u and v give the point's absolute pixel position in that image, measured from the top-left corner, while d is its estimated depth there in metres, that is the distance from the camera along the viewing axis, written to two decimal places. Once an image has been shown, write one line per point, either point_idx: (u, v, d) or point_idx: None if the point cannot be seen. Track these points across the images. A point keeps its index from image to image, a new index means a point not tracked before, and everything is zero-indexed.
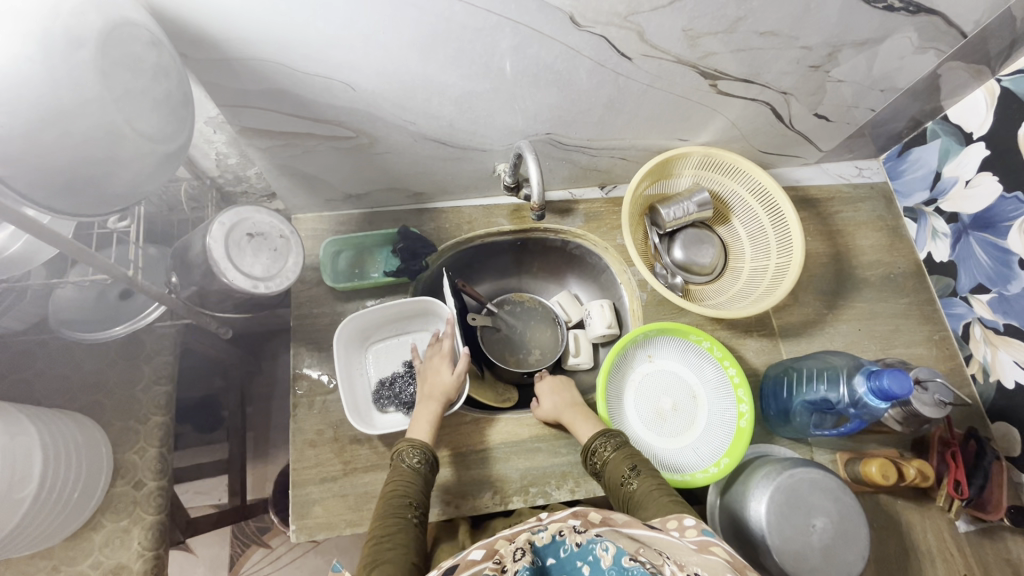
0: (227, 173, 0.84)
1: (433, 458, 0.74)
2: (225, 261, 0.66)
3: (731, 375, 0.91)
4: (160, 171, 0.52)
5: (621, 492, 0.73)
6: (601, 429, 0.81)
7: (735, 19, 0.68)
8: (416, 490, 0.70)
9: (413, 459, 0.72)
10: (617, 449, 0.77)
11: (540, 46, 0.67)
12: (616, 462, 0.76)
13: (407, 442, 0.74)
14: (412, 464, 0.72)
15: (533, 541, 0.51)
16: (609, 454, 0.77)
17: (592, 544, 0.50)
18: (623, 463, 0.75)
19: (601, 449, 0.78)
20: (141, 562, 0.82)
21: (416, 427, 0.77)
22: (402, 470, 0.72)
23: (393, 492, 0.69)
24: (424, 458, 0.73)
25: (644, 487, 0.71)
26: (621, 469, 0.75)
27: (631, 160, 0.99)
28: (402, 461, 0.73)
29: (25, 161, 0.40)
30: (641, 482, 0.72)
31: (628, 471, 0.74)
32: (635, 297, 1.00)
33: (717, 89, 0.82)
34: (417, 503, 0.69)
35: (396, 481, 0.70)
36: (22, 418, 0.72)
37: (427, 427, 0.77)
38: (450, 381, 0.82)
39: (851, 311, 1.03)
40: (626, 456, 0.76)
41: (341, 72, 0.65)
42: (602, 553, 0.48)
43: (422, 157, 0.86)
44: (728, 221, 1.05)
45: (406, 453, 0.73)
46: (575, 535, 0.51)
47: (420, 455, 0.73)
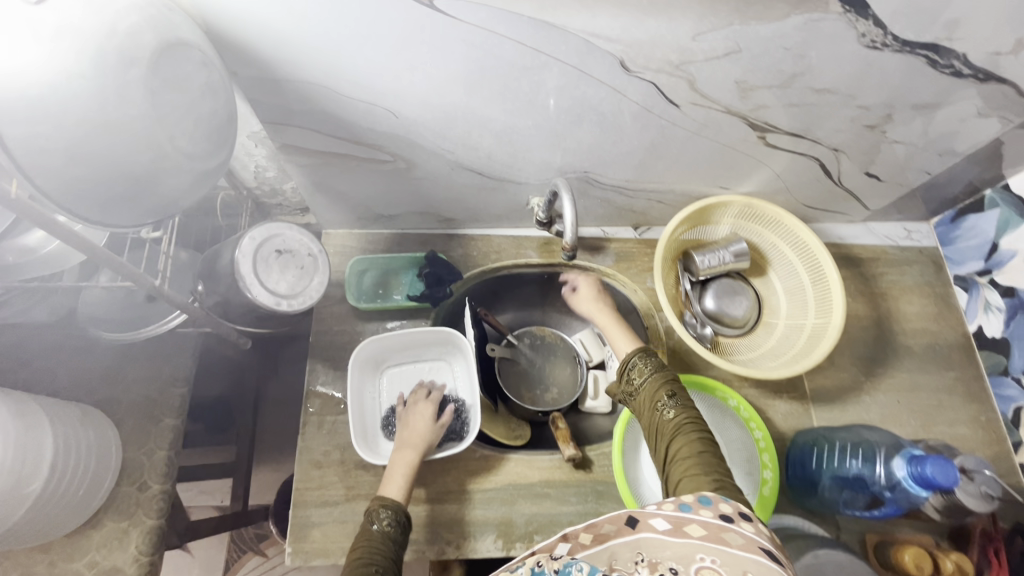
0: (265, 185, 0.85)
1: (404, 518, 0.70)
2: (251, 277, 0.67)
3: (757, 438, 0.87)
4: (199, 187, 0.52)
5: (654, 417, 0.73)
6: (641, 346, 0.80)
7: (791, 74, 0.65)
8: (385, 554, 0.65)
9: (386, 520, 0.68)
10: (655, 372, 0.76)
11: (588, 87, 0.66)
12: (652, 384, 0.75)
13: (378, 502, 0.70)
14: (382, 525, 0.68)
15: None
16: (646, 375, 0.77)
17: (568, 567, 0.49)
18: (660, 387, 0.74)
19: (640, 365, 0.78)
20: (135, 567, 0.81)
21: (391, 480, 0.74)
22: (370, 534, 0.67)
23: (358, 558, 0.63)
24: (395, 520, 0.69)
25: (682, 418, 0.71)
26: (657, 393, 0.74)
27: (669, 204, 0.97)
28: (371, 525, 0.68)
29: (65, 171, 0.40)
30: (678, 414, 0.71)
31: (663, 395, 0.73)
32: (661, 344, 0.97)
33: (765, 141, 0.80)
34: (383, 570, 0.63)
35: (362, 546, 0.66)
36: (39, 411, 0.73)
37: (400, 479, 0.74)
38: (430, 431, 0.80)
39: (890, 381, 0.97)
40: (665, 380, 0.75)
41: (385, 100, 0.65)
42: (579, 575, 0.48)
43: (456, 185, 0.86)
44: (765, 274, 1.01)
45: (376, 514, 0.69)
46: (553, 564, 0.50)
47: (391, 515, 0.69)
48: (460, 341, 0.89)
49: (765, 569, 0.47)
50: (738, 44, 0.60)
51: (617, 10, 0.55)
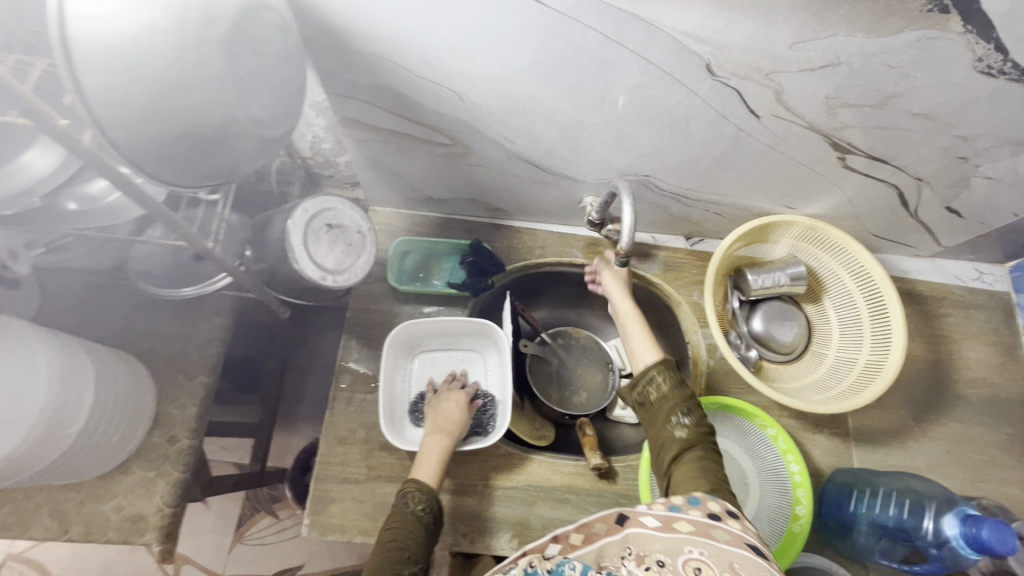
0: (319, 156, 0.84)
1: (437, 506, 0.69)
2: (300, 248, 0.65)
3: (793, 472, 0.83)
4: (262, 155, 0.52)
5: (661, 432, 0.69)
6: (664, 357, 0.74)
7: (889, 95, 0.61)
8: (417, 542, 0.65)
9: (419, 509, 0.67)
10: (674, 387, 0.71)
11: (666, 88, 0.62)
12: (669, 399, 0.70)
13: (413, 485, 0.69)
14: (416, 514, 0.67)
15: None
16: (666, 391, 0.71)
17: (560, 566, 0.49)
18: (676, 402, 0.70)
19: (660, 378, 0.72)
20: (159, 516, 0.82)
21: (425, 465, 0.73)
22: (404, 516, 0.67)
23: (389, 541, 0.63)
24: (428, 508, 0.68)
25: (694, 438, 0.67)
26: (671, 409, 0.69)
27: (727, 217, 0.93)
28: (405, 506, 0.68)
29: (136, 126, 0.40)
30: (691, 432, 0.67)
31: (677, 410, 0.69)
32: (700, 362, 0.93)
33: (843, 163, 0.75)
34: (416, 558, 0.63)
35: (395, 526, 0.65)
36: (84, 358, 0.73)
37: (434, 466, 0.73)
38: (459, 421, 0.79)
39: (941, 429, 0.92)
40: (683, 398, 0.70)
41: (453, 82, 0.63)
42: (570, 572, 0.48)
43: (511, 176, 0.84)
44: (819, 301, 0.96)
45: (410, 496, 0.68)
46: (544, 563, 0.50)
47: (425, 502, 0.68)
48: (495, 334, 0.87)
49: (755, 565, 0.44)
50: (838, 57, 0.56)
51: (713, 9, 0.51)
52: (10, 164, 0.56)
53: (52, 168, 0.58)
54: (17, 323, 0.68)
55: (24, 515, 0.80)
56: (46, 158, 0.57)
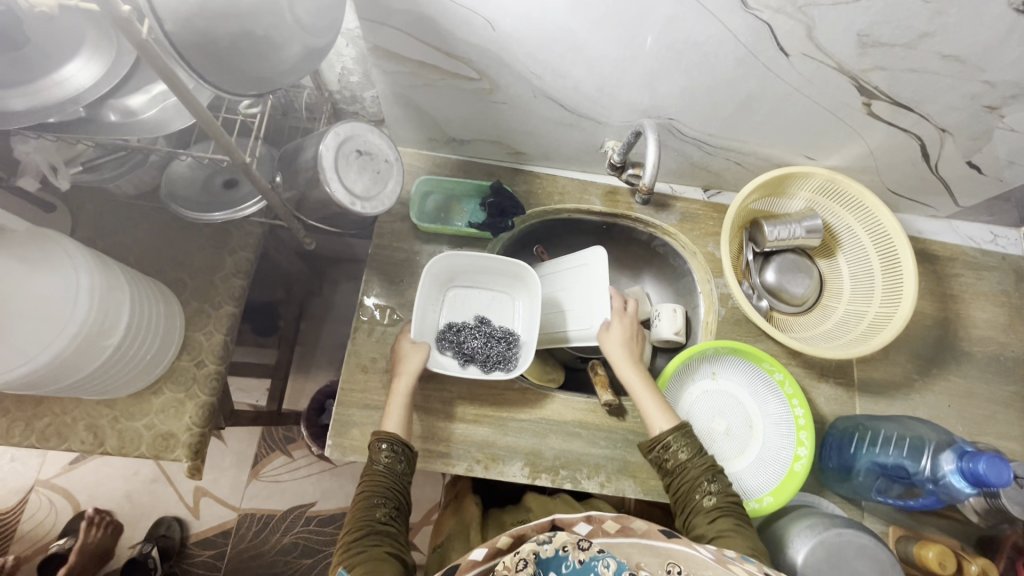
0: (346, 90, 0.85)
1: (403, 449, 0.72)
2: (332, 171, 0.67)
3: (797, 415, 0.86)
4: (305, 67, 0.52)
5: (688, 495, 0.73)
6: (680, 424, 0.76)
7: (920, 34, 0.61)
8: (385, 487, 0.69)
9: (385, 459, 0.70)
10: (694, 453, 0.75)
11: (698, 21, 0.63)
12: (692, 464, 0.74)
13: (375, 439, 0.71)
14: (383, 463, 0.70)
15: (537, 552, 0.46)
16: (685, 457, 0.75)
17: (594, 561, 0.45)
18: (701, 470, 0.74)
19: (677, 447, 0.75)
20: (188, 435, 0.86)
21: (391, 418, 0.74)
22: (371, 469, 0.70)
23: (360, 496, 0.68)
24: (393, 453, 0.71)
25: (721, 503, 0.71)
26: (698, 476, 0.73)
27: (747, 168, 0.94)
28: (372, 460, 0.71)
29: (195, 22, 0.41)
30: (717, 497, 0.72)
31: (704, 478, 0.73)
32: (712, 311, 0.95)
33: (868, 110, 0.75)
34: (385, 501, 0.68)
35: (366, 480, 0.69)
36: (121, 274, 0.75)
37: (397, 415, 0.74)
38: (415, 360, 0.78)
39: (944, 384, 0.94)
40: (705, 464, 0.74)
41: (486, 8, 0.63)
42: (604, 570, 0.45)
43: (536, 117, 0.84)
44: (832, 255, 0.98)
45: (375, 450, 0.71)
46: (578, 552, 0.46)
47: (389, 449, 0.71)
48: (530, 276, 0.89)
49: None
50: None
51: None
52: (55, 74, 0.58)
53: (90, 81, 0.59)
54: (61, 238, 0.69)
55: (63, 428, 0.84)
56: (87, 70, 0.59)
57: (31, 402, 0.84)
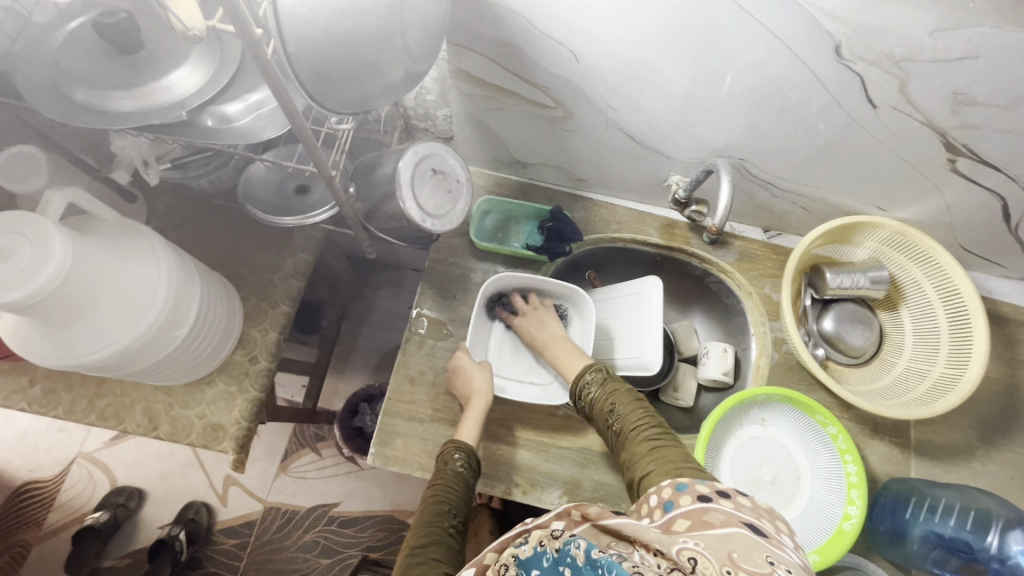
0: (421, 108, 0.87)
1: (475, 462, 0.73)
2: (406, 188, 0.69)
3: (849, 472, 0.82)
4: (402, 90, 0.54)
5: (608, 430, 0.71)
6: (592, 361, 0.77)
7: (1021, 96, 0.59)
8: (457, 496, 0.67)
9: (459, 462, 0.71)
10: (601, 385, 0.74)
11: (787, 67, 0.62)
12: (600, 397, 0.73)
13: (451, 445, 0.73)
14: (456, 469, 0.71)
15: (517, 556, 0.43)
16: (595, 391, 0.74)
17: (567, 545, 0.41)
18: (610, 397, 0.72)
19: (589, 384, 0.75)
20: (236, 428, 0.88)
21: (465, 432, 0.76)
22: (445, 474, 0.70)
23: (433, 497, 0.66)
24: (467, 463, 0.72)
25: (628, 428, 0.68)
26: (607, 405, 0.72)
27: (812, 213, 0.92)
28: (445, 465, 0.71)
29: (315, 45, 0.43)
30: (626, 419, 0.69)
31: (612, 406, 0.71)
32: (765, 354, 0.93)
33: (952, 166, 0.73)
34: (455, 511, 0.66)
35: (438, 486, 0.68)
36: (194, 270, 0.78)
37: (472, 428, 0.76)
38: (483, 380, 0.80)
39: (1008, 455, 0.89)
40: (613, 391, 0.73)
41: (574, 42, 0.64)
42: (577, 551, 0.40)
43: (604, 146, 0.84)
44: (895, 309, 0.95)
45: (450, 456, 0.72)
46: (554, 542, 0.43)
47: (463, 460, 0.72)
48: (583, 301, 0.88)
49: (753, 549, 0.40)
50: (977, 51, 0.55)
51: None
52: (162, 80, 0.62)
53: (194, 87, 0.62)
54: (147, 232, 0.72)
55: (120, 409, 0.87)
56: (191, 78, 0.62)
57: (95, 381, 0.88)
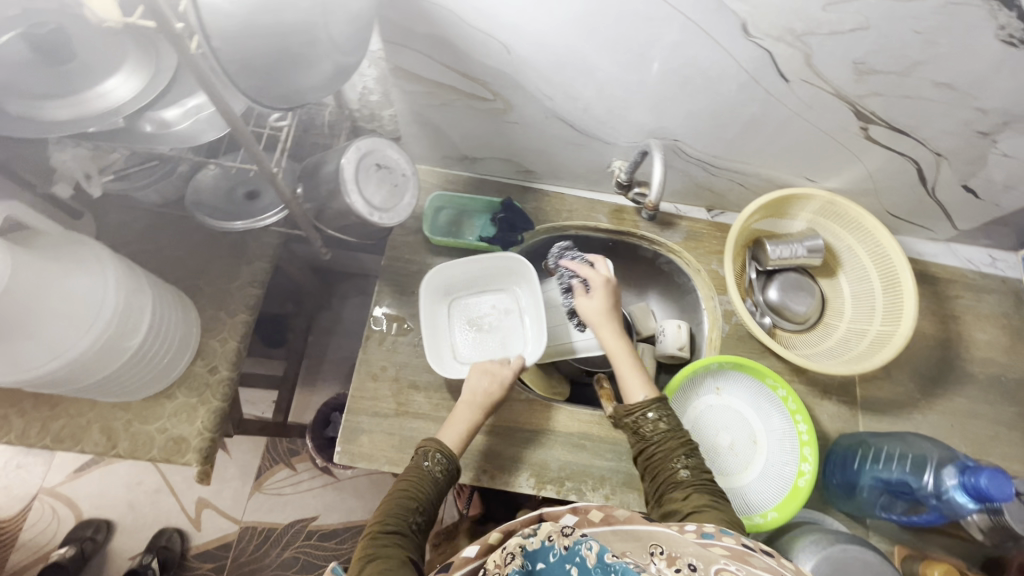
0: (366, 109, 0.89)
1: (453, 467, 0.73)
2: (352, 183, 0.70)
3: (800, 431, 0.86)
4: (334, 82, 0.56)
5: (661, 465, 0.72)
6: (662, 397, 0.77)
7: (914, 62, 0.65)
8: (426, 498, 0.69)
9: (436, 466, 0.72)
10: (675, 427, 0.75)
11: (703, 48, 0.66)
12: (670, 437, 0.74)
13: (431, 444, 0.73)
14: (432, 469, 0.71)
15: (523, 545, 0.47)
16: (663, 428, 0.75)
17: (578, 545, 0.44)
18: (678, 442, 0.73)
19: (658, 419, 0.75)
20: (199, 439, 0.87)
21: (451, 431, 0.76)
22: (421, 472, 0.71)
23: (402, 494, 0.68)
24: (444, 467, 0.72)
25: (696, 480, 0.69)
26: (674, 448, 0.73)
27: (749, 189, 0.97)
28: (423, 462, 0.72)
29: (238, 40, 0.45)
30: (692, 471, 0.70)
31: (681, 451, 0.72)
32: (716, 327, 0.97)
33: (866, 134, 0.79)
34: (421, 510, 0.68)
35: (409, 481, 0.70)
36: (144, 279, 0.78)
37: (458, 435, 0.76)
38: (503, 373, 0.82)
39: (947, 404, 0.95)
40: (684, 439, 0.74)
41: (503, 33, 0.67)
42: (587, 552, 0.43)
43: (546, 135, 0.88)
44: (834, 275, 1.00)
45: (429, 456, 0.72)
46: (564, 539, 0.46)
47: (442, 463, 0.72)
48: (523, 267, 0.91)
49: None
50: (867, 21, 0.60)
51: None
52: (98, 88, 0.62)
53: (129, 93, 0.63)
54: (90, 243, 0.72)
55: (77, 430, 0.85)
56: (126, 85, 0.63)
57: (48, 403, 0.86)
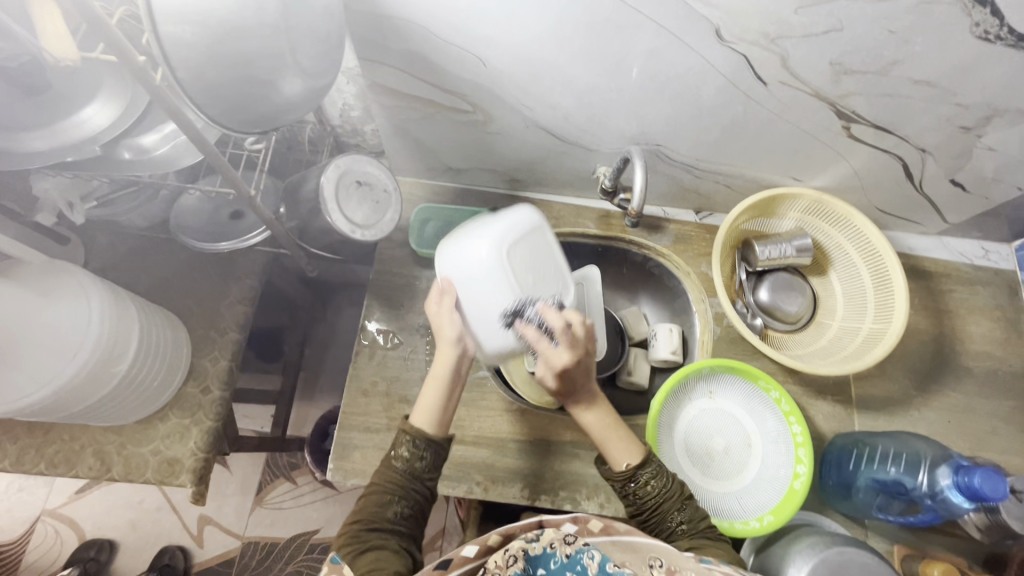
0: (348, 124, 0.89)
1: (426, 445, 0.69)
2: (333, 203, 0.71)
3: (794, 433, 0.86)
4: (305, 105, 0.56)
5: (658, 521, 0.69)
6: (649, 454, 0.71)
7: (890, 61, 0.64)
8: (402, 485, 0.67)
9: (405, 451, 0.68)
10: (664, 483, 0.69)
11: (678, 54, 0.66)
12: (663, 495, 0.69)
13: (401, 430, 0.70)
14: (404, 456, 0.68)
15: (526, 550, 0.48)
16: (654, 487, 0.69)
17: (580, 555, 0.49)
18: (673, 496, 0.69)
19: (647, 477, 0.69)
20: (192, 460, 0.87)
21: (423, 412, 0.71)
22: (394, 463, 0.68)
23: (377, 488, 0.67)
24: (415, 449, 0.69)
25: (694, 530, 0.67)
26: (669, 502, 0.69)
27: (736, 190, 0.96)
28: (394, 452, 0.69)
29: (203, 70, 0.45)
30: (690, 523, 0.68)
31: (675, 503, 0.69)
32: (707, 330, 0.96)
33: (849, 133, 0.78)
34: (400, 497, 0.66)
35: (383, 474, 0.68)
36: (131, 304, 0.78)
37: (429, 410, 0.71)
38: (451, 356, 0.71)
39: (943, 400, 0.94)
40: (677, 492, 0.70)
41: (477, 47, 0.66)
42: (589, 561, 0.48)
43: (529, 145, 0.87)
44: (824, 273, 0.99)
45: (398, 446, 0.69)
46: (565, 548, 0.49)
47: (410, 444, 0.69)
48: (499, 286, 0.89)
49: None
50: (840, 23, 0.60)
51: None
52: (75, 116, 0.63)
53: (106, 121, 0.63)
54: (75, 270, 0.73)
55: (70, 455, 0.85)
56: (104, 112, 0.63)
57: (41, 429, 0.86)
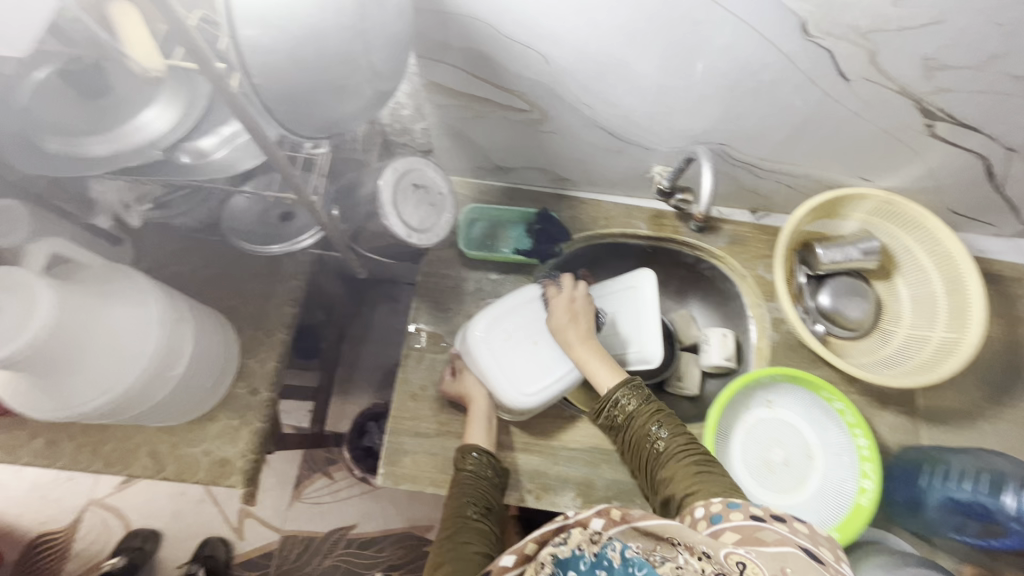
0: (397, 123, 0.87)
1: (490, 458, 0.77)
2: (390, 206, 0.69)
3: (860, 445, 0.82)
4: (373, 108, 0.54)
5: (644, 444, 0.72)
6: (626, 378, 0.76)
7: (992, 55, 0.59)
8: (477, 492, 0.74)
9: (473, 464, 0.76)
10: (641, 401, 0.74)
11: (757, 49, 0.62)
12: (637, 415, 0.74)
13: (463, 450, 0.77)
14: (472, 468, 0.76)
15: (554, 555, 0.45)
16: (631, 407, 0.74)
17: (605, 549, 0.43)
18: (649, 416, 0.73)
19: (625, 400, 0.74)
20: (243, 461, 0.87)
21: (475, 430, 0.79)
22: (464, 476, 0.75)
23: (453, 497, 0.73)
24: (481, 462, 0.76)
25: (672, 448, 0.69)
26: (648, 423, 0.73)
27: (798, 190, 0.92)
28: (461, 467, 0.76)
29: (280, 76, 0.43)
30: (669, 442, 0.70)
31: (654, 425, 0.72)
32: (765, 336, 0.93)
33: (931, 131, 0.73)
34: (475, 502, 0.72)
35: (456, 488, 0.74)
36: (186, 308, 0.78)
37: (482, 430, 0.80)
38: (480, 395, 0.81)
39: (1017, 413, 0.89)
40: (652, 410, 0.74)
41: (542, 43, 0.63)
42: (612, 554, 0.43)
43: (584, 144, 0.84)
44: (890, 277, 0.94)
45: (463, 460, 0.76)
46: (592, 546, 0.44)
47: (476, 458, 0.76)
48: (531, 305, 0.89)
49: (806, 566, 0.41)
50: (942, 15, 0.55)
51: None
52: (133, 121, 0.61)
53: (165, 126, 0.62)
54: (131, 272, 0.72)
55: (125, 454, 0.86)
56: (164, 116, 0.62)
57: (97, 428, 0.87)
